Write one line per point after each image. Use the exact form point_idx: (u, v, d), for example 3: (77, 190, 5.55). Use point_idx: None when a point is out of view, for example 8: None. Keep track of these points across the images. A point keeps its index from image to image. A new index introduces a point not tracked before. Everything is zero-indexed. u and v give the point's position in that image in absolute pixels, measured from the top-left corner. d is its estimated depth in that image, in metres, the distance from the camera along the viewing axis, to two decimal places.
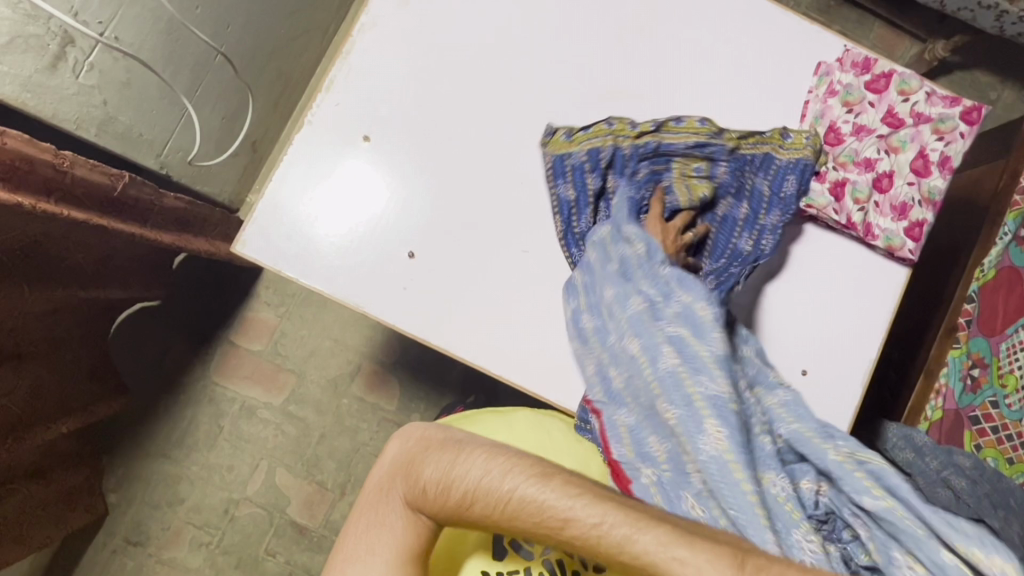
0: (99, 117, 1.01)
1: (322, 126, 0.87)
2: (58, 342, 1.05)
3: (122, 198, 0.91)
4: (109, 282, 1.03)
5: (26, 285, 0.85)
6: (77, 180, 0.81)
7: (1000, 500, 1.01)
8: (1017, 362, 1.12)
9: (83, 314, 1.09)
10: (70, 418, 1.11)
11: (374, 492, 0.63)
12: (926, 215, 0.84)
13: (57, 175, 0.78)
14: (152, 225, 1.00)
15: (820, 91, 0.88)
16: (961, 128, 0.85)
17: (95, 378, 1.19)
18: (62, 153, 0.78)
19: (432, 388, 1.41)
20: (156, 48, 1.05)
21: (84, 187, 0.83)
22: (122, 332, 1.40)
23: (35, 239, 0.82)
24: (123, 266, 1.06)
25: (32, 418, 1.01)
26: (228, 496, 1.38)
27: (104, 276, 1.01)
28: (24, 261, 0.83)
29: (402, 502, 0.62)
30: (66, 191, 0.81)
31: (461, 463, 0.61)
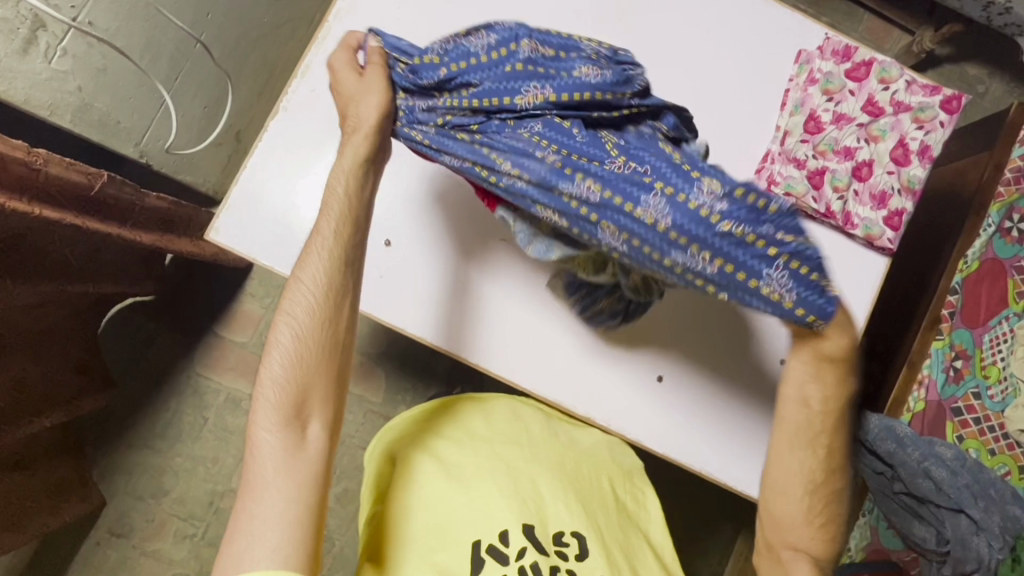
0: (74, 103, 1.03)
1: (297, 113, 0.86)
2: (43, 334, 1.05)
3: (100, 198, 0.91)
4: (97, 274, 1.02)
5: (10, 278, 0.82)
6: (52, 177, 0.81)
7: (981, 490, 1.06)
8: (1000, 354, 1.12)
9: (68, 308, 1.08)
10: (56, 411, 1.10)
11: (252, 485, 0.64)
12: (905, 204, 0.84)
13: (31, 173, 0.77)
14: (132, 224, 1.00)
15: (800, 79, 0.88)
16: (941, 117, 0.84)
17: (79, 370, 1.18)
18: (34, 151, 0.77)
19: (417, 379, 1.41)
20: (132, 35, 1.08)
21: (59, 185, 0.82)
22: (110, 329, 1.39)
23: (19, 234, 0.79)
24: (111, 259, 1.06)
25: (16, 410, 1.00)
26: (214, 488, 1.38)
27: (90, 268, 0.99)
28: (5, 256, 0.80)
29: (269, 452, 0.65)
30: (41, 189, 0.80)
31: (264, 395, 0.67)
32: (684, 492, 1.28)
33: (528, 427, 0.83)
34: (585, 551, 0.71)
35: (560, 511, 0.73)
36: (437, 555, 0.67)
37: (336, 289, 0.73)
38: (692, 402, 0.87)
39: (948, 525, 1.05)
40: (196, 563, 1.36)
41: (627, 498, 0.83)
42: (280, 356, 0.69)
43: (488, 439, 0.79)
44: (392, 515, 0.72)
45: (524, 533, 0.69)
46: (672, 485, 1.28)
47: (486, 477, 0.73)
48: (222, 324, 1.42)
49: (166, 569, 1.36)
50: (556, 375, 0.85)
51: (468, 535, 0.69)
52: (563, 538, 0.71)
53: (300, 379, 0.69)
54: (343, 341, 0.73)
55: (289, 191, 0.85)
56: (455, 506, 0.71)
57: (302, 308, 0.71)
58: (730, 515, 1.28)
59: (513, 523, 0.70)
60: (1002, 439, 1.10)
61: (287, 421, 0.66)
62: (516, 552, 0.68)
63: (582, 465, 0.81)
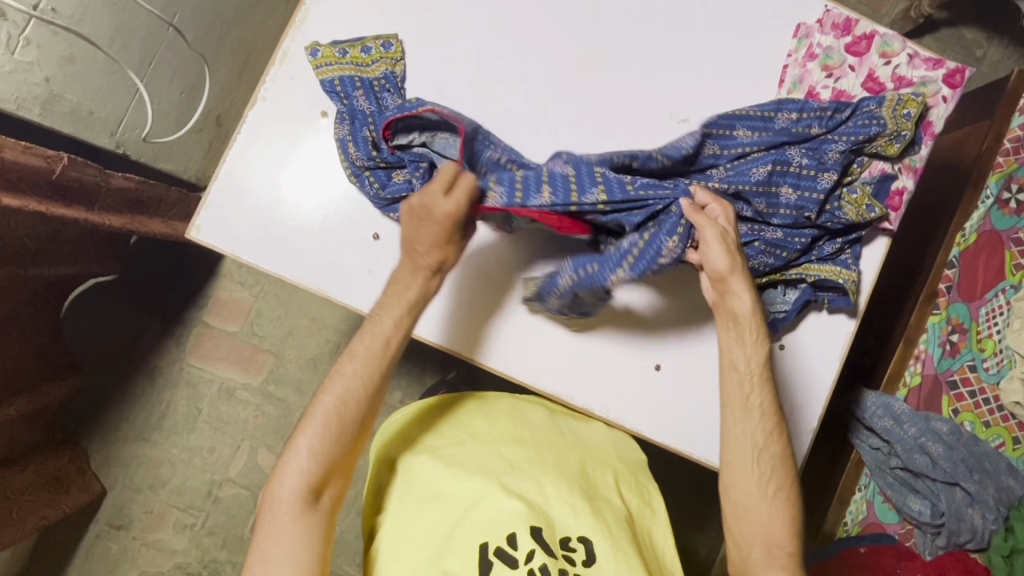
0: (42, 95, 0.98)
1: (276, 102, 0.83)
2: (8, 322, 1.02)
3: (63, 181, 0.86)
4: (54, 257, 0.99)
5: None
6: (9, 161, 0.77)
7: (976, 464, 1.06)
8: (995, 327, 1.07)
9: (33, 293, 1.03)
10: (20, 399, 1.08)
11: (268, 545, 0.68)
12: (906, 183, 0.82)
13: None
14: (101, 206, 0.96)
15: (799, 54, 0.85)
16: (943, 92, 0.81)
17: (44, 356, 1.15)
18: None
19: (412, 364, 1.39)
20: (97, 21, 1.03)
21: (16, 170, 0.79)
22: (85, 312, 1.36)
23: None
24: (72, 242, 1.01)
25: None
26: (210, 478, 1.37)
27: (47, 252, 0.96)
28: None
29: (289, 519, 0.68)
30: None
31: (287, 467, 0.70)
32: (683, 472, 1.29)
33: (531, 425, 0.82)
34: (591, 556, 0.69)
35: (566, 515, 0.72)
36: (446, 559, 0.66)
37: (381, 379, 0.75)
38: (697, 394, 0.84)
39: (942, 498, 1.08)
40: (197, 553, 1.37)
41: (633, 496, 0.82)
42: (322, 426, 0.72)
43: (490, 440, 0.78)
44: (395, 515, 0.74)
45: (532, 534, 0.68)
46: (669, 464, 1.29)
47: (492, 482, 0.72)
48: (211, 314, 1.40)
49: (169, 559, 1.36)
50: (523, 358, 0.83)
51: (476, 536, 0.67)
52: (569, 543, 0.70)
53: (332, 451, 0.71)
54: (372, 421, 0.76)
55: (272, 184, 0.82)
56: (460, 507, 0.71)
57: (343, 386, 0.73)
58: None
59: (521, 525, 0.68)
60: (998, 412, 1.06)
61: (308, 485, 0.70)
62: (524, 555, 0.66)
63: (589, 466, 0.80)
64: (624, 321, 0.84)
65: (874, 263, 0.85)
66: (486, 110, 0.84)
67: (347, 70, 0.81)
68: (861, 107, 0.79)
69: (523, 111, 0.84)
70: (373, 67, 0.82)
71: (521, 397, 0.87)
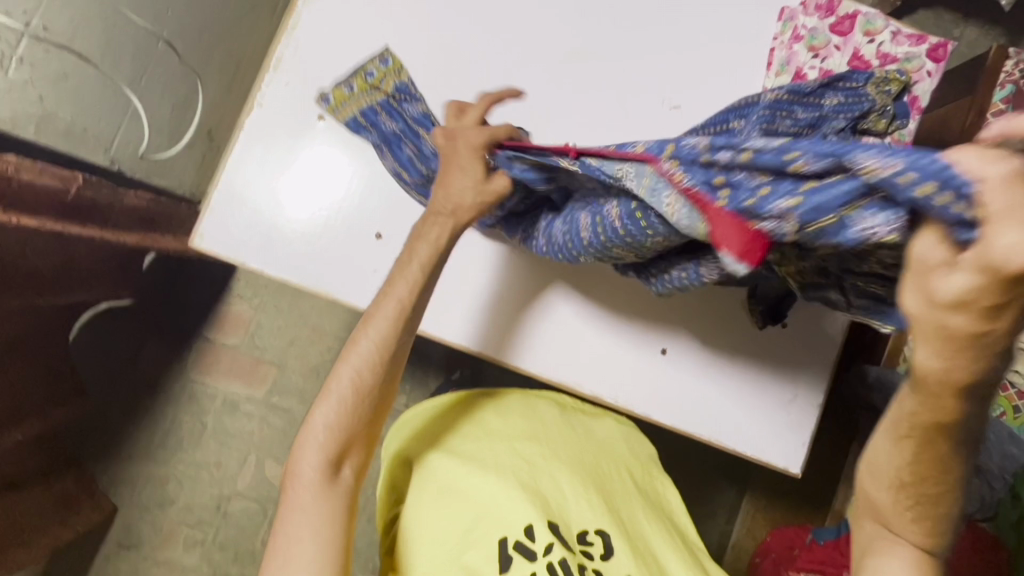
0: (36, 113, 1.01)
1: (273, 108, 0.83)
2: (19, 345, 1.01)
3: (78, 202, 0.87)
4: (70, 285, 0.99)
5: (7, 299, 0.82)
6: (27, 183, 0.78)
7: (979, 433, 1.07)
8: None
9: (43, 318, 1.04)
10: (26, 424, 1.06)
11: (291, 519, 0.67)
12: None
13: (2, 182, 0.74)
14: (113, 225, 0.96)
15: (785, 36, 0.86)
16: (927, 66, 0.83)
17: (49, 378, 1.14)
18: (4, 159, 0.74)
19: (415, 367, 1.39)
20: (88, 37, 1.05)
21: (33, 193, 0.79)
22: (85, 333, 1.36)
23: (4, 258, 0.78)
24: (89, 269, 1.02)
25: None
26: (219, 493, 1.37)
27: (66, 280, 0.97)
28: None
29: (311, 496, 0.67)
30: (14, 197, 0.76)
31: (307, 444, 0.69)
32: (691, 460, 1.30)
33: (543, 421, 0.82)
34: (609, 549, 0.70)
35: (582, 509, 0.73)
36: (465, 555, 0.67)
37: (396, 347, 0.72)
38: (703, 374, 0.85)
39: None
40: (208, 568, 1.36)
41: (645, 489, 0.83)
42: (336, 403, 0.70)
43: (504, 436, 0.78)
44: (409, 514, 0.73)
45: (549, 528, 0.69)
46: (675, 451, 1.30)
47: (511, 481, 0.72)
48: (212, 328, 1.39)
49: None
50: (481, 328, 0.84)
51: (493, 533, 0.69)
52: (586, 537, 0.71)
53: (352, 424, 0.70)
54: (391, 391, 0.74)
55: (272, 190, 0.83)
56: (478, 505, 0.71)
57: (360, 357, 0.71)
58: (735, 476, 1.30)
59: (539, 519, 0.69)
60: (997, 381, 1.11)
61: (326, 461, 0.69)
62: (542, 548, 0.67)
63: (601, 462, 0.81)
64: (628, 306, 0.85)
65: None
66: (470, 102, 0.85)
67: (362, 103, 0.81)
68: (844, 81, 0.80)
69: (516, 106, 0.85)
70: (382, 87, 0.81)
71: (531, 392, 0.86)
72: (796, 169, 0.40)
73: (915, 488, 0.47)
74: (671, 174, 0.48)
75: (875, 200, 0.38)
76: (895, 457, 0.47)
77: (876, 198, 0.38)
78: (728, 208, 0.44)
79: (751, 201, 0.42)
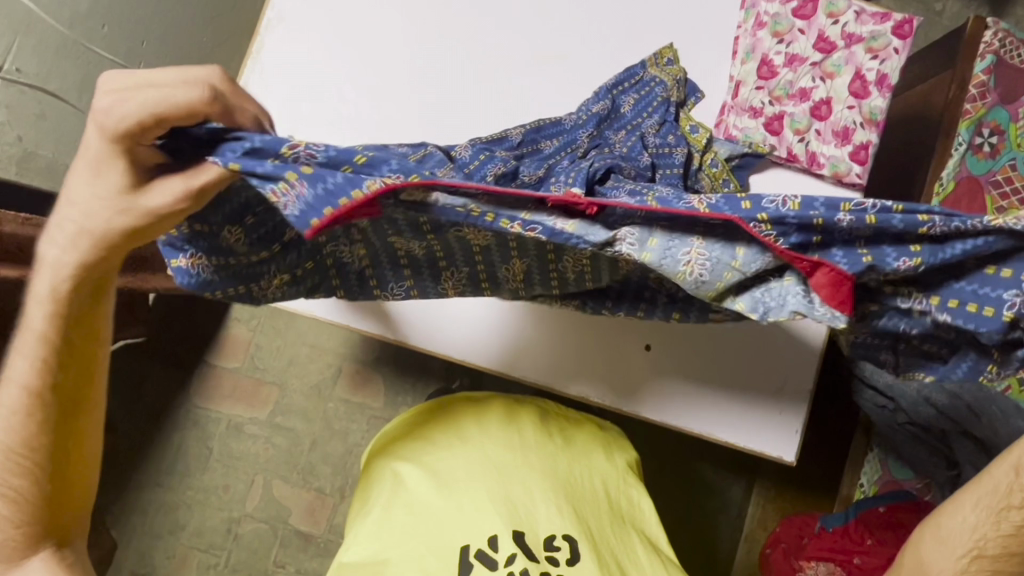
0: (16, 153, 1.05)
1: None
2: None
3: None
4: None
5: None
6: (8, 234, 0.79)
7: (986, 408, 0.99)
8: None
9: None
10: None
11: None
12: (870, 137, 0.82)
13: None
14: None
15: (749, 24, 0.86)
16: (894, 44, 0.82)
17: None
18: None
19: (416, 378, 1.40)
20: (63, 76, 1.07)
21: (19, 241, 0.81)
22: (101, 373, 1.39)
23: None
24: None
25: None
26: (229, 516, 1.38)
27: None
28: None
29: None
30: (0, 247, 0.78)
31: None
32: (695, 455, 1.29)
33: (522, 430, 0.82)
34: (576, 555, 0.70)
35: (550, 515, 0.73)
36: (426, 558, 0.68)
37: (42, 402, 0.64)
38: (683, 384, 0.85)
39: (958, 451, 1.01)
40: None
41: (616, 497, 0.81)
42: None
43: (480, 444, 0.79)
44: (377, 519, 0.73)
45: (514, 538, 0.70)
46: (678, 448, 1.29)
47: (480, 489, 0.73)
48: (212, 353, 1.41)
49: None
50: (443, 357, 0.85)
51: (456, 538, 0.69)
52: (553, 543, 0.71)
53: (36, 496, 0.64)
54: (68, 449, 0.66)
55: None
56: (443, 512, 0.71)
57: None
58: (742, 469, 1.28)
59: (503, 529, 0.70)
60: None
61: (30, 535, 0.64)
62: (504, 558, 0.68)
63: (575, 468, 0.80)
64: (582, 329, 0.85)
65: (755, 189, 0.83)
66: (434, 114, 0.85)
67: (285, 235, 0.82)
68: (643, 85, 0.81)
69: (483, 110, 0.85)
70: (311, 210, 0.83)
71: (517, 401, 0.87)
72: (922, 232, 0.51)
73: (991, 561, 0.55)
74: (767, 239, 0.51)
75: (921, 248, 0.52)
76: (980, 528, 0.55)
77: (920, 244, 0.52)
78: (824, 268, 0.52)
79: (843, 253, 0.52)
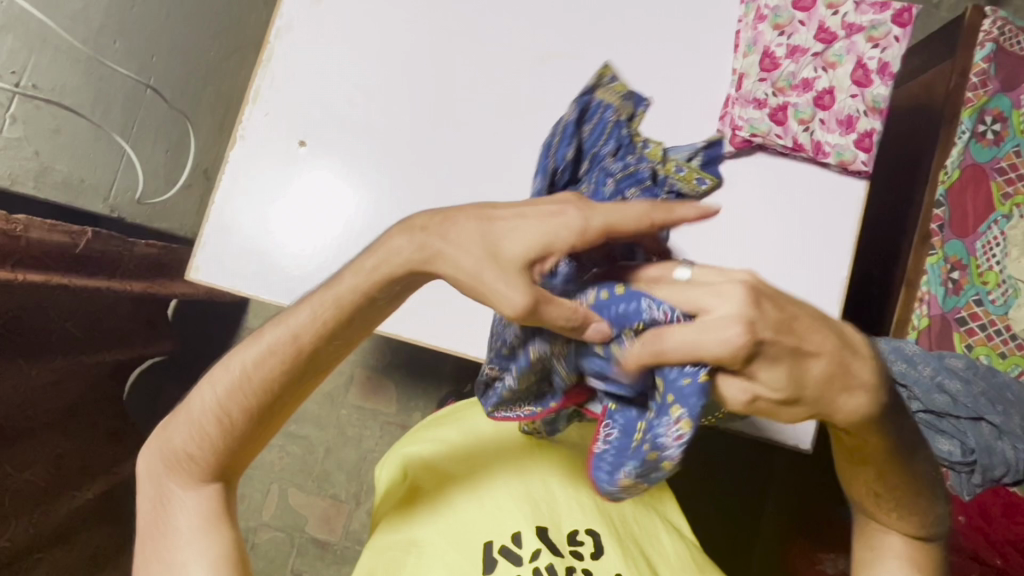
0: (33, 169, 1.03)
1: (256, 138, 0.86)
2: (72, 410, 1.02)
3: (88, 253, 0.90)
4: (105, 342, 1.03)
5: (24, 358, 0.84)
6: (33, 242, 0.80)
7: (997, 395, 1.04)
8: (993, 259, 1.12)
9: (89, 380, 1.04)
10: (96, 481, 1.08)
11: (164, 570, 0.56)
12: (874, 125, 0.83)
13: (11, 241, 0.77)
14: (123, 273, 0.99)
15: (749, 18, 0.87)
16: (894, 32, 0.83)
17: (115, 437, 1.15)
18: (13, 217, 0.77)
19: (427, 383, 1.40)
20: (77, 91, 1.07)
21: (42, 248, 0.82)
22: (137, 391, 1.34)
23: (17, 314, 0.81)
24: (116, 326, 1.07)
25: (59, 486, 0.98)
26: (245, 525, 1.38)
27: (96, 338, 1.00)
28: (7, 344, 0.80)
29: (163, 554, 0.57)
30: (24, 253, 0.79)
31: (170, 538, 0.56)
32: (710, 451, 1.28)
33: None
34: (599, 548, 0.70)
35: (572, 509, 0.73)
36: (453, 557, 0.68)
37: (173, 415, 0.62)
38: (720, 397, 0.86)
39: (972, 435, 1.01)
40: None
41: (637, 492, 0.82)
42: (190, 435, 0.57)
43: (497, 441, 0.79)
44: (399, 515, 0.74)
45: (538, 534, 0.70)
46: (691, 444, 1.28)
47: (502, 487, 0.73)
48: None
49: None
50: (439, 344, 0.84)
51: (481, 536, 0.69)
52: (576, 538, 0.71)
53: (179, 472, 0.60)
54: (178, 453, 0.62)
55: (262, 218, 0.85)
56: (467, 509, 0.72)
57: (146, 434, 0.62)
58: (757, 465, 1.28)
59: (527, 525, 0.70)
60: (1010, 341, 1.10)
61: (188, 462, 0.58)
62: (529, 553, 0.68)
63: (594, 463, 0.80)
64: None
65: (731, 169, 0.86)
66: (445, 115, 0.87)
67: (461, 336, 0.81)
68: (590, 114, 0.66)
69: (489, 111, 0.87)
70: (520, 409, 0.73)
71: None
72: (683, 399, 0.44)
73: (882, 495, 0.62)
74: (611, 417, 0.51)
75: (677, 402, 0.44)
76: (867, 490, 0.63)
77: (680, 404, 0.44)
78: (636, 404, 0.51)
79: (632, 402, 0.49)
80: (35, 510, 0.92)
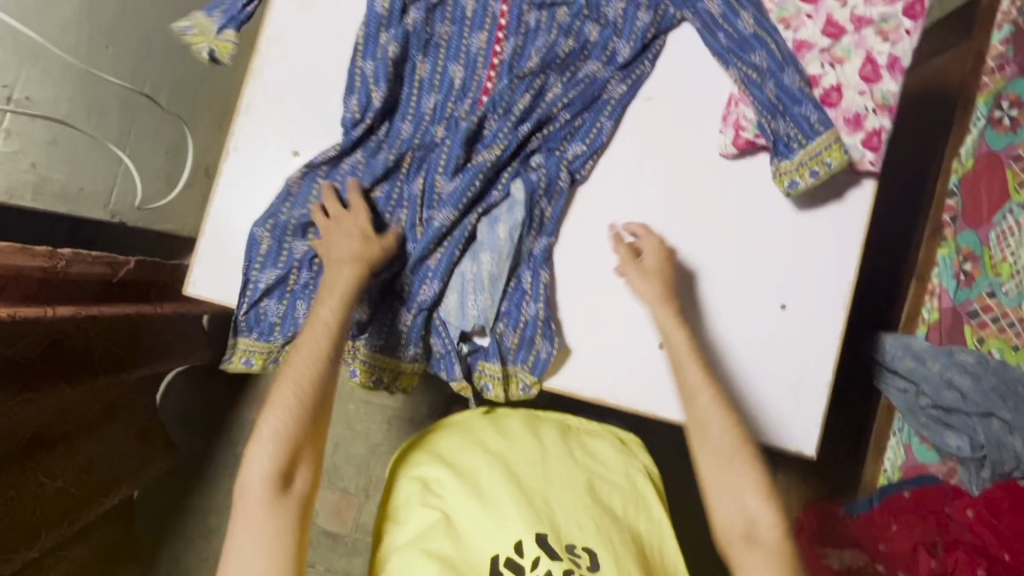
0: (32, 181, 1.02)
1: (251, 149, 0.86)
2: (108, 409, 1.05)
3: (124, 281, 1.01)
4: (135, 355, 1.06)
5: (68, 385, 0.92)
6: (72, 276, 0.89)
7: (1009, 390, 1.01)
8: (1008, 249, 1.06)
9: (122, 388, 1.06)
10: (125, 485, 1.11)
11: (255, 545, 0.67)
12: (882, 122, 0.80)
13: (50, 275, 0.85)
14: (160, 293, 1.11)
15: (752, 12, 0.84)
16: (904, 25, 0.80)
17: (145, 441, 1.16)
18: (56, 254, 0.85)
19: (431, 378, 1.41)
20: (74, 104, 1.06)
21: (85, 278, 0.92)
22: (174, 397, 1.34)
23: (55, 340, 0.88)
24: (154, 339, 1.10)
25: (87, 493, 1.02)
26: None
27: (129, 355, 1.04)
28: (52, 363, 0.89)
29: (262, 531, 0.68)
30: (62, 286, 0.88)
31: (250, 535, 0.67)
32: None
33: (542, 442, 0.82)
34: (596, 563, 0.68)
35: (572, 523, 0.71)
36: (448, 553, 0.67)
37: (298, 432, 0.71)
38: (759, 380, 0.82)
39: (980, 430, 1.02)
40: None
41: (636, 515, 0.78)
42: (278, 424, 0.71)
43: (502, 454, 0.79)
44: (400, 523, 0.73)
45: (537, 542, 0.68)
46: None
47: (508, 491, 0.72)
48: None
49: None
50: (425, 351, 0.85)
51: (484, 544, 0.69)
52: (574, 550, 0.69)
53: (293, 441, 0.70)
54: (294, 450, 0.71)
55: None
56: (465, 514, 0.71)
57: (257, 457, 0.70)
58: (763, 460, 1.27)
59: (526, 533, 0.69)
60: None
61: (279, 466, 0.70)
62: (530, 562, 0.67)
63: (596, 480, 0.79)
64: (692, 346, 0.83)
65: (727, 168, 0.85)
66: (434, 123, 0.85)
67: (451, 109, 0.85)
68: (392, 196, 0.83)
69: None
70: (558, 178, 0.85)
71: (535, 414, 0.87)
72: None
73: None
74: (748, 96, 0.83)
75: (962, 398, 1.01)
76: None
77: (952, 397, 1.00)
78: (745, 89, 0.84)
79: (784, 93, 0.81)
80: (62, 519, 0.97)
